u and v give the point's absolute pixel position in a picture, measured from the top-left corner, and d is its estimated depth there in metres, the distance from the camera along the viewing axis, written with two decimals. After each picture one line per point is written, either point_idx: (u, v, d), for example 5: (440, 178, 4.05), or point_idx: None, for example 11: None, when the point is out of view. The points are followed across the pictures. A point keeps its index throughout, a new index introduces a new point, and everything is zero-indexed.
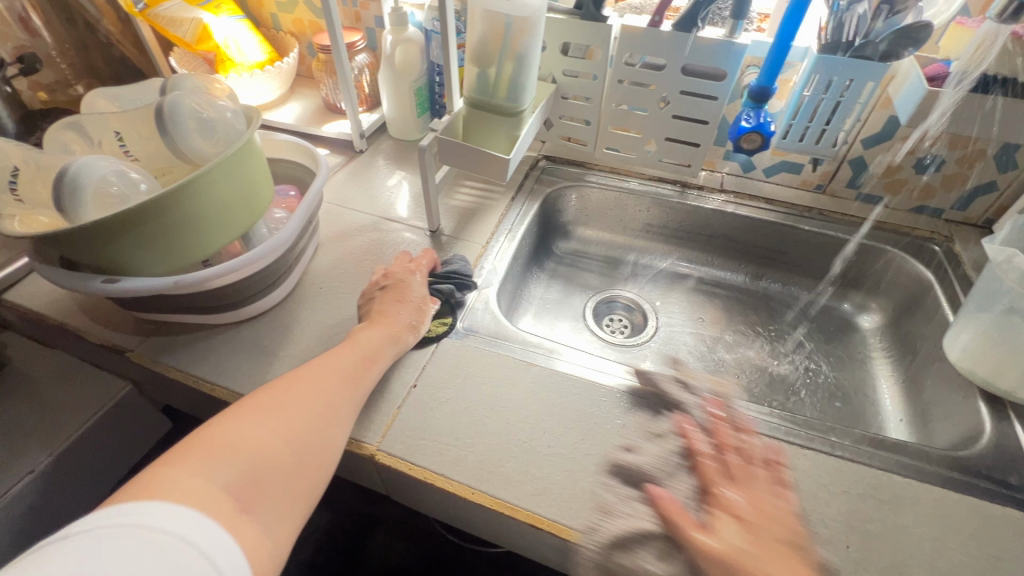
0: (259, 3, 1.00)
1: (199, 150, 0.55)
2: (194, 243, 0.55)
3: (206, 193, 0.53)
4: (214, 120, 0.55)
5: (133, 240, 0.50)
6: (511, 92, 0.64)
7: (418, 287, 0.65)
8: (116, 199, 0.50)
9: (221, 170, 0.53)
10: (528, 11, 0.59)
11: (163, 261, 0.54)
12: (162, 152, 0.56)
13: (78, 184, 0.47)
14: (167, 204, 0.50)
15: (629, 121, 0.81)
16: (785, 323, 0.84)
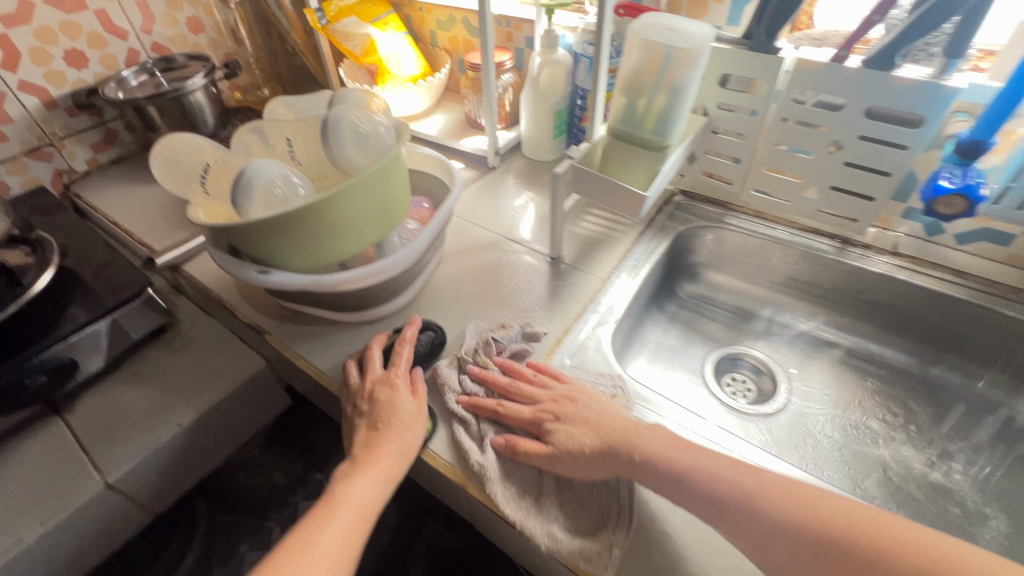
0: (421, 20, 1.07)
1: (353, 161, 0.59)
2: (336, 246, 0.58)
3: (352, 202, 0.56)
4: (370, 133, 0.59)
5: (286, 239, 0.55)
6: (659, 125, 0.60)
7: (404, 407, 0.54)
8: (279, 200, 0.54)
9: (367, 182, 0.56)
10: (692, 43, 0.54)
11: (309, 260, 0.58)
12: (321, 160, 0.60)
13: (252, 185, 0.52)
14: (318, 210, 0.54)
15: (788, 164, 0.72)
16: (960, 426, 0.68)
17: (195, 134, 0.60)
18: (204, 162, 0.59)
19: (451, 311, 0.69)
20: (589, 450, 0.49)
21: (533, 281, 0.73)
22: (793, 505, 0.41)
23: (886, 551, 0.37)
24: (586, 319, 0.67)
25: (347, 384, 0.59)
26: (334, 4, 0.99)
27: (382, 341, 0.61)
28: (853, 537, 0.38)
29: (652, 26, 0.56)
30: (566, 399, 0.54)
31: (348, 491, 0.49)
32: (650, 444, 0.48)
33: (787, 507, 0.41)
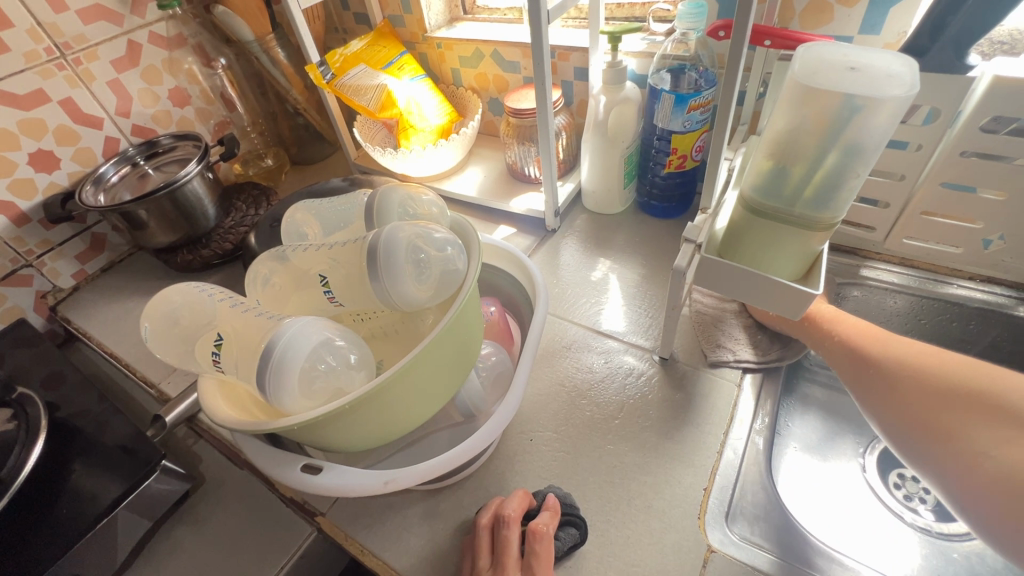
0: (440, 58, 0.91)
1: (414, 298, 0.43)
2: (401, 417, 0.43)
3: (423, 362, 0.40)
4: (434, 259, 0.43)
5: (338, 426, 0.40)
6: (827, 197, 0.43)
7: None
8: (323, 379, 0.39)
9: (440, 334, 0.40)
10: (887, 88, 0.38)
11: (369, 438, 0.43)
12: (368, 297, 0.44)
13: (286, 369, 0.37)
14: (380, 388, 0.38)
15: (964, 206, 0.55)
16: None
17: (201, 285, 0.45)
18: (215, 333, 0.42)
19: (548, 457, 0.52)
20: None
21: (645, 392, 0.56)
22: (923, 352, 0.49)
23: (949, 373, 0.46)
24: (734, 449, 0.51)
25: (472, 559, 0.43)
26: (338, 54, 0.83)
27: (518, 520, 0.43)
28: (951, 371, 0.46)
29: (821, 68, 0.40)
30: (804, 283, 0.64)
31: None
32: (823, 309, 0.57)
33: (911, 344, 0.51)
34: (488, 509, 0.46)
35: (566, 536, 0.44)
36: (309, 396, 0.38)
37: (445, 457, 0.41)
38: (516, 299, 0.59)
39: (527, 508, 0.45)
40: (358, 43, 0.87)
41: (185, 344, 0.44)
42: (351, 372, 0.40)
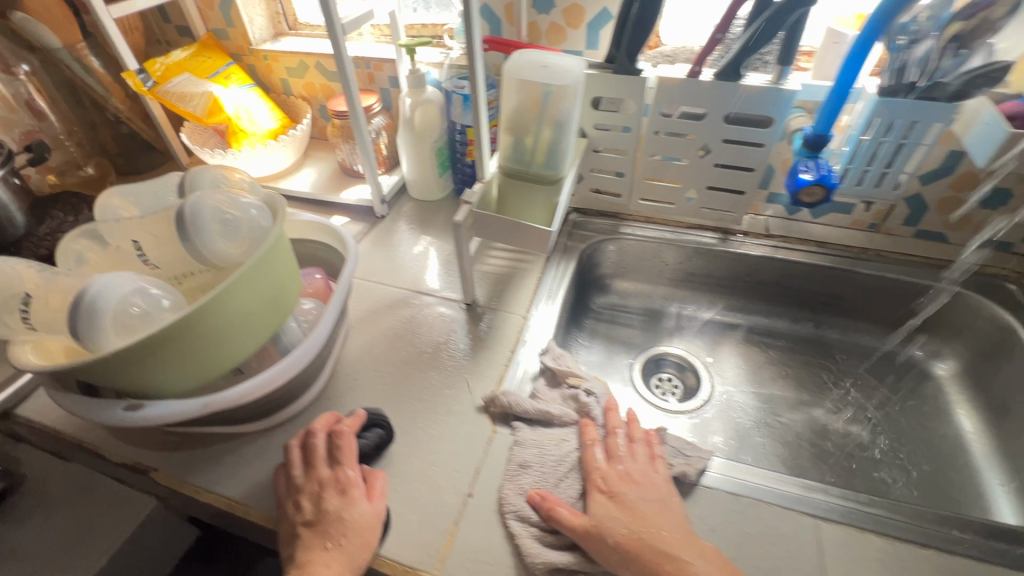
0: (269, 69, 0.98)
1: (225, 253, 0.51)
2: (222, 353, 0.50)
3: (235, 300, 0.48)
4: (239, 218, 0.51)
5: (157, 361, 0.45)
6: (550, 158, 0.60)
7: (359, 516, 0.47)
8: (137, 319, 0.45)
9: (247, 276, 0.49)
10: (566, 78, 0.54)
11: (191, 375, 0.49)
12: (183, 256, 0.51)
13: (98, 310, 0.42)
14: (195, 321, 0.45)
15: (666, 172, 0.77)
16: (848, 376, 0.78)
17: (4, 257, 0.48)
18: (21, 291, 0.46)
19: (370, 388, 0.62)
20: (619, 539, 0.45)
21: (452, 334, 0.69)
22: None
23: None
24: (516, 363, 0.65)
25: (287, 476, 0.51)
26: (159, 63, 0.86)
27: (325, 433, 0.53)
28: None
29: (526, 65, 0.56)
30: (632, 478, 0.50)
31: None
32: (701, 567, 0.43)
33: None
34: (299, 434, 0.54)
35: (377, 435, 0.55)
36: (122, 334, 0.44)
37: (263, 379, 0.50)
38: (338, 265, 0.69)
39: (333, 424, 0.54)
40: (181, 52, 0.91)
41: None
42: (166, 313, 0.47)
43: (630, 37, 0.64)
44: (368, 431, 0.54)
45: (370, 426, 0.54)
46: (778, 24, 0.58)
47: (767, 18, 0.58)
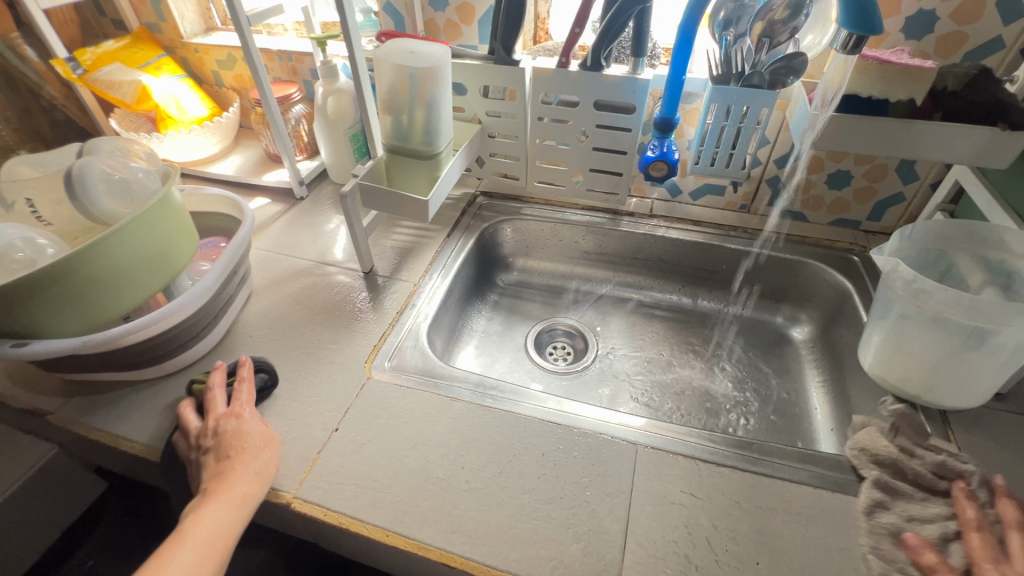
0: (200, 62, 1.04)
1: (112, 211, 0.56)
2: (110, 300, 0.56)
3: (120, 249, 0.54)
4: (127, 180, 0.57)
5: (42, 302, 0.51)
6: (425, 135, 0.67)
7: (254, 432, 0.53)
8: (21, 264, 0.50)
9: (128, 228, 0.55)
10: (429, 63, 0.62)
11: (78, 319, 0.54)
12: (75, 214, 0.57)
13: None
14: (80, 264, 0.51)
15: (554, 155, 0.84)
16: (720, 342, 0.86)
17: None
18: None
19: (262, 343, 0.68)
20: None
21: (348, 299, 0.75)
22: None
23: None
24: (401, 323, 0.71)
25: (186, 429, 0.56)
26: (89, 53, 0.92)
27: (220, 382, 0.58)
28: None
29: (395, 51, 0.63)
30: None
31: (197, 518, 0.47)
32: None
33: None
34: (195, 392, 0.59)
35: (259, 377, 0.60)
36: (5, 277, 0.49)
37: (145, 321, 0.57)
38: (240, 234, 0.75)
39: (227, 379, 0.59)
40: (113, 43, 0.96)
41: None
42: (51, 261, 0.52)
43: (503, 31, 0.72)
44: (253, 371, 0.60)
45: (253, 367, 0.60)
46: (622, 20, 0.67)
47: (615, 13, 0.66)
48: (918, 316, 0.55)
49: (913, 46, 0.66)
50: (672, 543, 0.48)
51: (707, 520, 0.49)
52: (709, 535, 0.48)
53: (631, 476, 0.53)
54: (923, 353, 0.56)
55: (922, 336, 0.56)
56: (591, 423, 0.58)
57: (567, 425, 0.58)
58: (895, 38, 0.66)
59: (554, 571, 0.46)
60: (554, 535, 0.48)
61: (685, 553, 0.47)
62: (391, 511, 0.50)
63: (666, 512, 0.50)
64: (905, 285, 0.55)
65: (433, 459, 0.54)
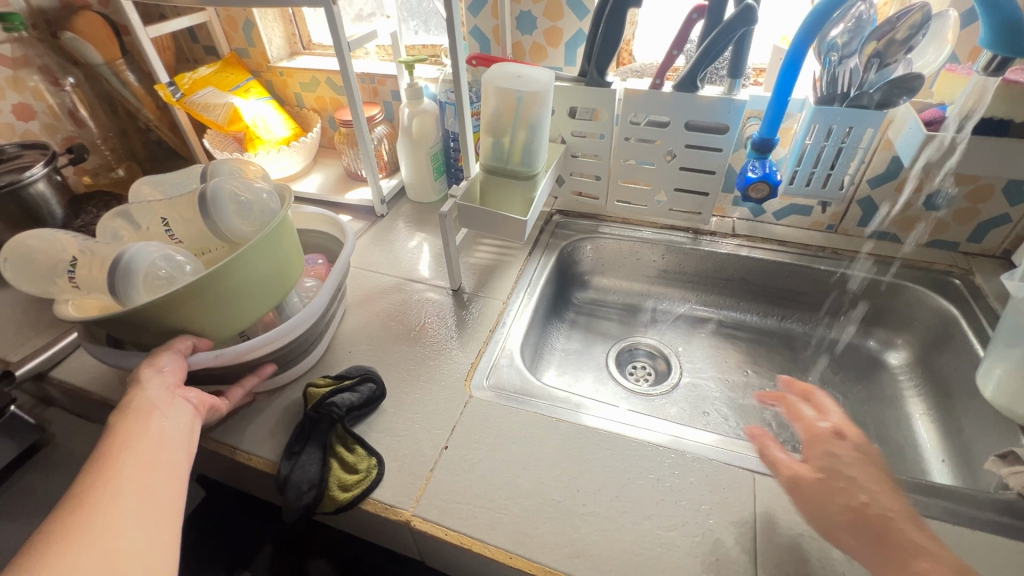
0: (284, 84, 1.09)
1: (239, 231, 0.59)
2: (232, 317, 0.58)
3: (245, 269, 0.56)
4: (251, 201, 0.59)
5: (177, 318, 0.53)
6: (524, 157, 0.67)
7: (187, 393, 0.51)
8: (164, 281, 0.53)
9: (254, 248, 0.56)
10: (538, 85, 0.63)
11: (206, 333, 0.57)
12: (204, 234, 0.60)
13: (131, 271, 0.50)
14: (212, 284, 0.53)
15: (637, 175, 0.84)
16: (808, 365, 0.83)
17: (55, 230, 0.56)
18: (69, 256, 0.55)
19: (362, 359, 0.69)
20: None
21: (439, 315, 0.76)
22: None
23: None
24: (495, 341, 0.72)
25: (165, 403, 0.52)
26: (187, 78, 0.98)
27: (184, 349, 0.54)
28: None
29: (502, 75, 0.64)
30: None
31: (144, 448, 0.43)
32: None
33: None
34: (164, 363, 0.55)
35: (369, 390, 0.62)
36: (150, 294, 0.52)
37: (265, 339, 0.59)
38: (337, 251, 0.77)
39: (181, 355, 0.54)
40: (207, 69, 1.01)
41: (44, 276, 0.55)
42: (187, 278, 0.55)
43: (598, 54, 0.73)
44: (361, 384, 0.62)
45: (361, 380, 0.62)
46: (723, 43, 0.67)
47: (714, 37, 0.66)
48: None
49: None
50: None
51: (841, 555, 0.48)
52: (844, 570, 0.47)
53: (753, 504, 0.52)
54: None
55: None
56: (702, 449, 0.57)
57: (677, 449, 0.57)
58: None
59: None
60: (680, 563, 0.47)
61: None
62: (514, 533, 0.50)
63: (796, 544, 0.48)
64: None
65: (547, 480, 0.54)
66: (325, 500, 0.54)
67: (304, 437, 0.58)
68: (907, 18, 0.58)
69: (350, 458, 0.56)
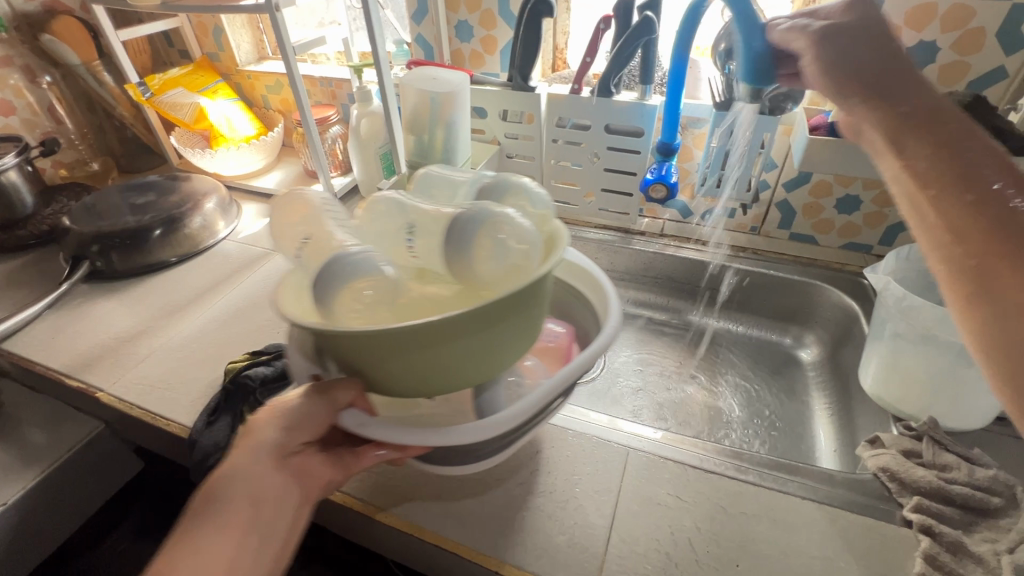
0: (252, 87, 1.15)
1: (473, 272, 0.41)
2: (422, 378, 0.42)
3: (446, 351, 0.40)
4: (508, 243, 0.41)
5: (364, 356, 0.40)
6: (445, 153, 0.73)
7: (276, 474, 0.41)
8: (362, 310, 0.41)
9: (494, 303, 0.38)
10: (451, 85, 0.68)
11: (380, 385, 0.43)
12: (439, 258, 0.45)
13: (333, 277, 0.40)
14: (421, 347, 0.38)
15: (568, 176, 0.89)
16: (727, 360, 0.87)
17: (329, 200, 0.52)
18: (307, 233, 0.48)
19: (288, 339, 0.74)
20: None
21: None
22: None
23: None
24: None
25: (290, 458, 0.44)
26: (157, 78, 1.03)
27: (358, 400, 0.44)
28: None
29: (419, 77, 0.69)
30: None
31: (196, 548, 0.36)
32: None
33: None
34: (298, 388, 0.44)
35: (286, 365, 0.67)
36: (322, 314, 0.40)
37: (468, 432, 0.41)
38: (585, 323, 0.59)
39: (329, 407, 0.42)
40: (178, 70, 1.08)
41: (295, 227, 0.50)
42: (388, 315, 0.42)
43: (520, 60, 0.78)
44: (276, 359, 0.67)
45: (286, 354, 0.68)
46: (631, 50, 0.71)
47: (622, 43, 0.70)
48: (910, 335, 0.56)
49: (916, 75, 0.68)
50: (653, 541, 0.50)
51: (691, 522, 0.51)
52: (691, 535, 0.50)
53: (620, 476, 0.55)
54: (920, 372, 0.56)
55: (917, 352, 0.56)
56: (583, 425, 0.60)
57: (559, 425, 0.61)
58: None
59: (538, 559, 0.48)
60: (540, 526, 0.51)
61: (666, 551, 0.49)
62: (394, 496, 0.54)
63: (652, 512, 0.52)
64: (897, 303, 0.56)
65: None
66: None
67: (218, 407, 0.62)
68: None
69: None
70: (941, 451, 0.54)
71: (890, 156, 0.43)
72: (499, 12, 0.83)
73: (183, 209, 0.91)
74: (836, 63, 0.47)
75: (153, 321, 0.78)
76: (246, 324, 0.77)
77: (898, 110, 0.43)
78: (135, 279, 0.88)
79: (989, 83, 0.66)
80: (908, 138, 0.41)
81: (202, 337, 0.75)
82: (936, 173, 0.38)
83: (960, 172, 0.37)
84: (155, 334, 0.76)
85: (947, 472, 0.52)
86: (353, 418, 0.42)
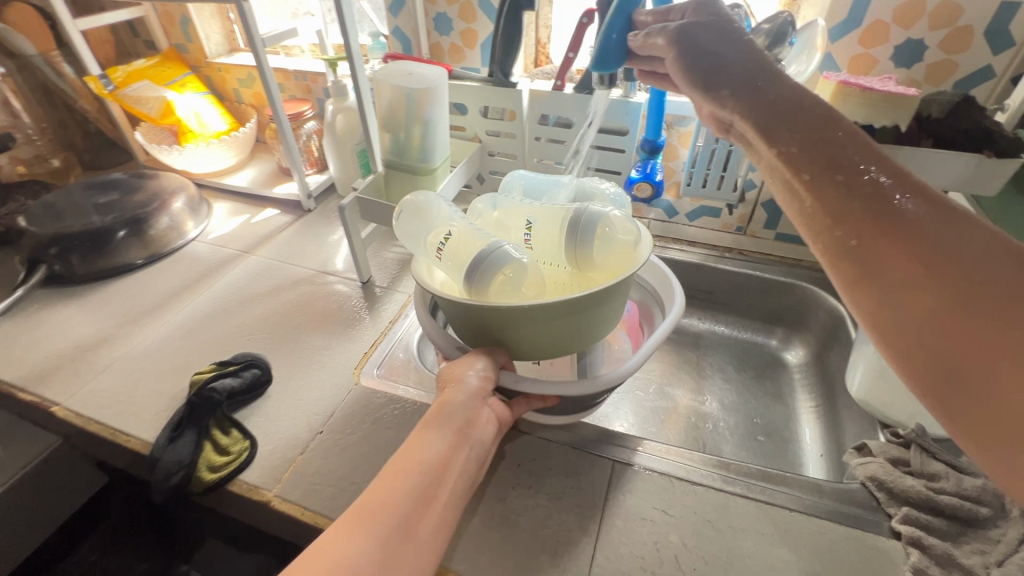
0: (222, 80, 1.10)
1: (590, 257, 0.54)
2: (545, 340, 0.53)
3: (582, 318, 0.52)
4: (615, 234, 0.54)
5: (513, 325, 0.51)
6: (422, 152, 0.70)
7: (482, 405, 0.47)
8: (511, 291, 0.51)
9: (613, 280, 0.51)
10: (429, 82, 0.66)
11: (517, 349, 0.54)
12: (559, 251, 0.58)
13: (490, 267, 0.49)
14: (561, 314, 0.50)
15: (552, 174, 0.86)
16: (714, 362, 0.85)
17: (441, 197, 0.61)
18: (444, 229, 0.55)
19: (259, 347, 0.70)
20: None
21: (345, 306, 0.78)
22: None
23: None
24: (393, 332, 0.73)
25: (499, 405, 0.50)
26: (120, 70, 0.98)
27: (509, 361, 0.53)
28: None
29: (394, 73, 0.66)
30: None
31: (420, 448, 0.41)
32: None
33: None
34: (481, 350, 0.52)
35: (255, 377, 0.63)
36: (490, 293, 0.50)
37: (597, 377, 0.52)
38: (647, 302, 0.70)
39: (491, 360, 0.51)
40: (142, 62, 1.02)
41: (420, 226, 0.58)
42: (527, 292, 0.52)
43: (501, 55, 0.75)
44: (245, 369, 0.64)
45: (256, 364, 0.64)
46: None
47: None
48: None
49: (903, 73, 0.67)
50: (640, 558, 0.48)
51: (678, 537, 0.49)
52: (678, 552, 0.48)
53: (605, 490, 0.53)
54: None
55: None
56: (566, 435, 0.59)
57: (541, 436, 0.58)
58: (884, 66, 0.67)
59: None
60: (522, 545, 0.49)
61: (653, 569, 0.47)
62: None
63: (638, 527, 0.50)
64: None
65: None
66: (193, 482, 0.54)
67: (182, 422, 0.59)
68: (773, 25, 0.59)
69: (224, 441, 0.58)
70: (930, 459, 0.53)
71: (762, 145, 0.41)
72: (479, 4, 0.80)
73: (148, 209, 0.86)
74: (693, 61, 0.45)
75: (115, 328, 0.74)
76: (214, 331, 0.73)
77: (765, 99, 0.41)
78: (98, 283, 0.83)
79: (976, 82, 0.65)
80: (778, 128, 0.39)
81: (167, 345, 0.71)
82: (808, 161, 0.37)
83: (826, 158, 0.37)
84: (117, 343, 0.72)
85: (936, 481, 0.51)
86: (509, 375, 0.51)
